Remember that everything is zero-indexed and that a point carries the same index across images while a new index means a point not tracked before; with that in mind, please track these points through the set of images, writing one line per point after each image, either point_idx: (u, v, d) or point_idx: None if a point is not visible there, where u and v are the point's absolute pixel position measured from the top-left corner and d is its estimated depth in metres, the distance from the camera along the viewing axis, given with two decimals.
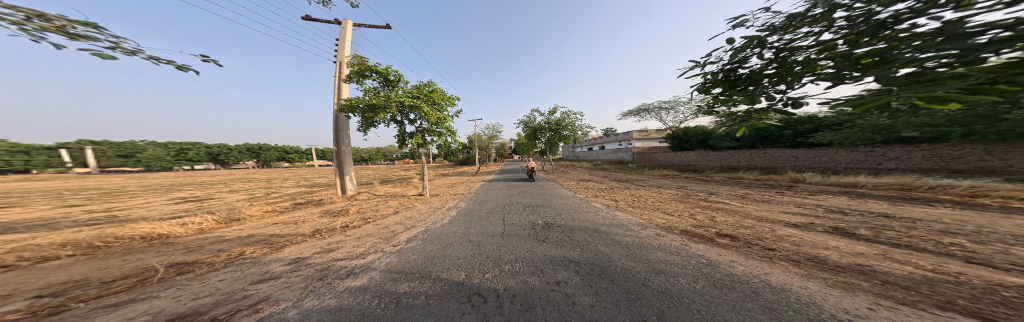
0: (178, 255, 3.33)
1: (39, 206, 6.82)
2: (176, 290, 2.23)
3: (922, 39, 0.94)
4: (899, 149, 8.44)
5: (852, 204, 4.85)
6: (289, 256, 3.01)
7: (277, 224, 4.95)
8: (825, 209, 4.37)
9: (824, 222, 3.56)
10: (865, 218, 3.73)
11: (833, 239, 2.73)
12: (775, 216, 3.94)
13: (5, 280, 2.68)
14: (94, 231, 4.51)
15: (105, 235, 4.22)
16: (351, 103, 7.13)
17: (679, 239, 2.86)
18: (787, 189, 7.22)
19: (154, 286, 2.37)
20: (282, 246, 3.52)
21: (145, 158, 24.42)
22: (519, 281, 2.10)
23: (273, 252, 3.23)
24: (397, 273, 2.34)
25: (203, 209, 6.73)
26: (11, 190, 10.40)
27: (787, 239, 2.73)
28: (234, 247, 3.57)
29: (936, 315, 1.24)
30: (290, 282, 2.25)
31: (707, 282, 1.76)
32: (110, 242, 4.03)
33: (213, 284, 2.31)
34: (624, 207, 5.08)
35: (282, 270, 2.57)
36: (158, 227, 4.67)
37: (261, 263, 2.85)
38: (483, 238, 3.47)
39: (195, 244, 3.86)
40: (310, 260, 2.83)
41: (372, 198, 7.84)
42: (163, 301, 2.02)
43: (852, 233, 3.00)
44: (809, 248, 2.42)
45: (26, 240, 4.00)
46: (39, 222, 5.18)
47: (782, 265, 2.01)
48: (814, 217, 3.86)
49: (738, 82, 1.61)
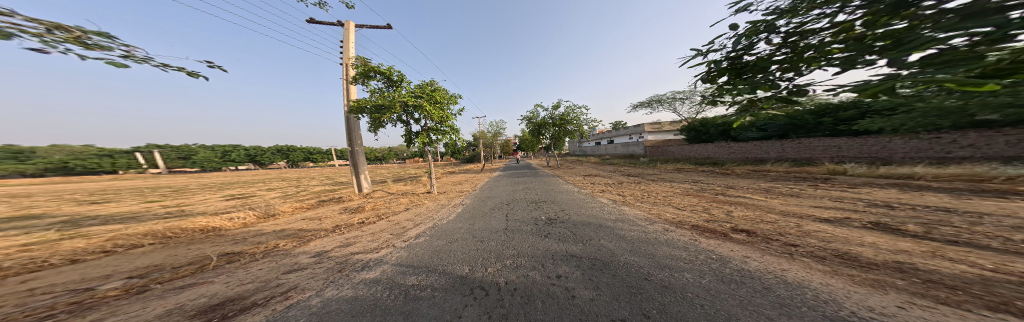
0: (228, 246, 3.74)
1: (129, 201, 8.08)
2: (225, 277, 2.51)
3: (946, 16, 0.80)
4: (975, 135, 7.21)
5: (902, 197, 4.26)
6: (314, 250, 3.27)
7: (305, 219, 5.38)
8: (865, 203, 3.88)
9: (863, 217, 3.18)
10: (914, 213, 3.27)
11: (871, 235, 2.42)
12: (804, 211, 3.57)
13: (104, 263, 3.21)
14: (165, 222, 5.23)
15: (173, 227, 4.86)
16: (359, 104, 7.45)
17: (689, 234, 2.71)
18: (822, 181, 6.52)
19: (209, 272, 2.70)
20: (308, 239, 3.83)
21: (199, 159, 27.96)
22: (520, 275, 2.14)
23: (301, 245, 3.53)
24: (406, 267, 2.45)
25: (247, 205, 7.49)
26: (107, 187, 12.40)
27: (812, 235, 2.49)
28: (270, 240, 3.94)
29: (985, 317, 1.06)
30: (315, 273, 2.45)
31: (714, 277, 1.65)
32: (177, 233, 4.64)
33: (254, 273, 2.57)
34: (632, 202, 4.88)
35: (307, 262, 2.78)
36: (212, 221, 5.29)
37: (291, 255, 3.13)
38: (487, 234, 3.55)
39: (240, 236, 4.34)
40: (331, 254, 3.03)
41: (387, 196, 8.28)
42: (216, 286, 2.29)
43: (897, 229, 2.64)
44: (839, 245, 2.17)
45: (120, 229, 4.78)
46: (129, 214, 6.13)
47: (804, 261, 1.82)
48: (853, 212, 3.45)
49: (744, 70, 1.47)
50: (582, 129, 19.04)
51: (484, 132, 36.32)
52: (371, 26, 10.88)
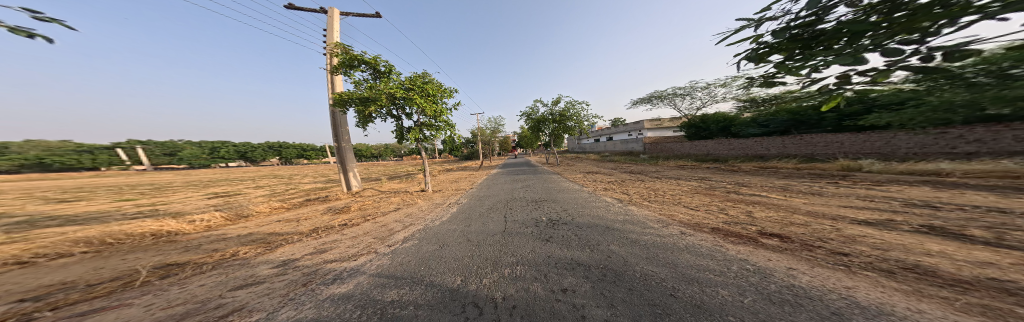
0: (174, 255, 3.30)
1: (101, 199, 7.65)
2: (151, 297, 2.07)
3: None
4: (982, 130, 6.93)
5: (942, 196, 3.95)
6: (280, 258, 2.85)
7: (279, 222, 5.00)
8: (902, 204, 3.60)
9: (909, 219, 2.89)
10: (967, 215, 2.97)
11: (933, 242, 2.14)
12: (836, 212, 3.28)
13: (6, 280, 2.71)
14: (121, 225, 4.77)
15: (117, 232, 4.37)
16: (344, 97, 7.00)
17: (711, 239, 2.41)
18: (842, 179, 6.24)
19: (133, 291, 2.25)
20: (277, 245, 3.44)
21: (186, 156, 27.38)
22: (519, 289, 1.83)
23: (265, 253, 3.12)
24: (387, 278, 2.10)
25: (226, 204, 7.09)
26: (84, 185, 11.84)
27: (859, 241, 2.21)
28: (229, 247, 3.51)
29: None
30: (271, 288, 2.00)
31: (758, 296, 1.35)
32: (122, 239, 4.18)
33: (192, 290, 2.14)
34: (639, 202, 4.58)
35: (268, 273, 2.37)
36: (166, 224, 4.82)
37: (249, 265, 2.70)
38: (483, 237, 3.24)
39: (197, 242, 3.91)
40: (300, 263, 2.60)
41: (377, 194, 7.94)
42: (132, 310, 1.85)
43: (963, 234, 2.33)
44: (901, 254, 1.88)
45: (67, 233, 4.32)
46: (95, 214, 5.71)
47: (870, 277, 1.53)
48: (893, 213, 3.16)
49: (817, 40, 1.13)
50: (581, 125, 18.69)
51: (484, 129, 36.18)
52: (358, 14, 10.33)
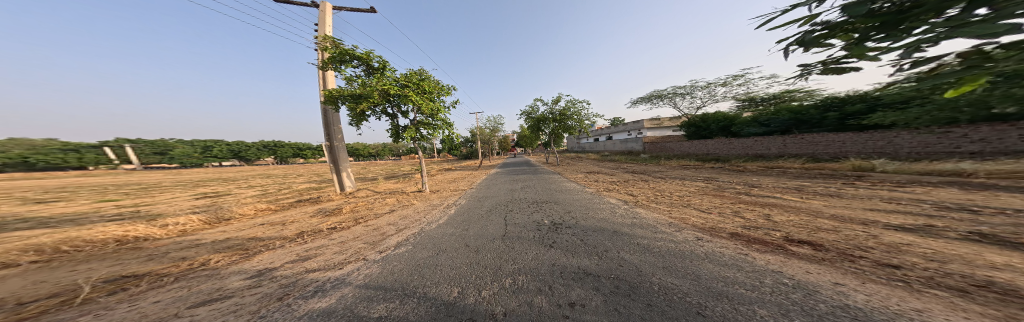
0: (140, 264, 3.03)
1: (82, 200, 7.37)
2: (94, 316, 1.81)
3: None
4: (987, 129, 6.79)
5: (977, 200, 3.70)
6: (255, 268, 2.61)
7: (263, 225, 4.76)
8: (936, 208, 3.36)
9: (951, 225, 2.66)
10: (1011, 220, 2.74)
11: (991, 252, 1.91)
12: (865, 217, 3.05)
13: None
14: (93, 229, 4.50)
15: (84, 236, 4.09)
16: (335, 94, 6.76)
17: (734, 247, 2.21)
18: (856, 179, 6.04)
19: (76, 308, 1.99)
20: (255, 253, 3.20)
21: (177, 155, 27.06)
22: (522, 302, 1.63)
23: (240, 261, 2.88)
24: (375, 290, 1.89)
25: (212, 205, 6.82)
26: (70, 184, 11.54)
27: (905, 251, 2.00)
28: (200, 255, 3.24)
29: None
30: (240, 304, 1.77)
31: (806, 318, 1.15)
32: (89, 244, 3.91)
33: (143, 307, 1.89)
34: (646, 204, 4.37)
35: (238, 286, 2.12)
36: (137, 228, 4.54)
37: (218, 276, 2.45)
38: (482, 242, 3.04)
39: (169, 248, 3.64)
40: (277, 273, 2.37)
41: (372, 195, 7.68)
42: None
43: (1016, 242, 2.12)
44: (963, 268, 1.65)
45: (34, 237, 4.05)
46: (71, 216, 5.44)
47: (939, 296, 1.31)
48: (929, 218, 2.93)
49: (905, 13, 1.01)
50: (581, 124, 18.49)
51: (483, 128, 35.97)
52: (351, 9, 10.03)
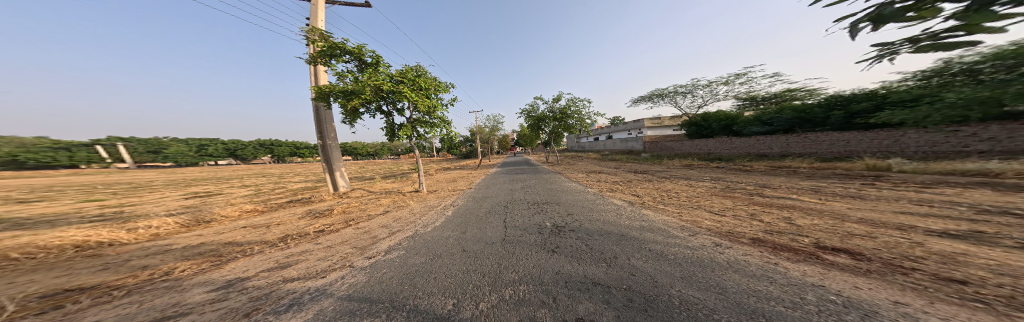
0: (100, 273, 2.82)
1: (68, 200, 7.21)
2: None
3: None
4: (997, 127, 6.63)
5: (1015, 203, 3.45)
6: (227, 277, 2.41)
7: (245, 228, 4.56)
8: (973, 212, 3.12)
9: (998, 231, 2.43)
10: None
11: None
12: (896, 222, 2.83)
13: None
14: (69, 231, 4.32)
15: (49, 240, 3.87)
16: (326, 90, 6.55)
17: (763, 256, 2.00)
18: (869, 180, 5.83)
19: None
20: (229, 259, 2.99)
21: (172, 153, 26.87)
22: (523, 317, 1.43)
23: (209, 270, 2.67)
24: (359, 302, 1.69)
25: (200, 205, 6.63)
26: (59, 183, 11.35)
27: (964, 262, 1.78)
28: (165, 263, 3.02)
29: None
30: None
31: None
32: (55, 249, 3.70)
33: None
34: (652, 205, 4.18)
35: (200, 300, 1.92)
36: (99, 233, 4.26)
37: (181, 288, 2.24)
38: (480, 247, 2.84)
39: (136, 256, 3.41)
40: (249, 283, 2.17)
41: (366, 195, 7.47)
42: None
43: None
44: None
45: (5, 240, 3.87)
46: (51, 216, 5.27)
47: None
48: (970, 224, 2.69)
49: None
50: (582, 123, 18.29)
51: (483, 128, 35.75)
52: (344, 3, 9.79)
